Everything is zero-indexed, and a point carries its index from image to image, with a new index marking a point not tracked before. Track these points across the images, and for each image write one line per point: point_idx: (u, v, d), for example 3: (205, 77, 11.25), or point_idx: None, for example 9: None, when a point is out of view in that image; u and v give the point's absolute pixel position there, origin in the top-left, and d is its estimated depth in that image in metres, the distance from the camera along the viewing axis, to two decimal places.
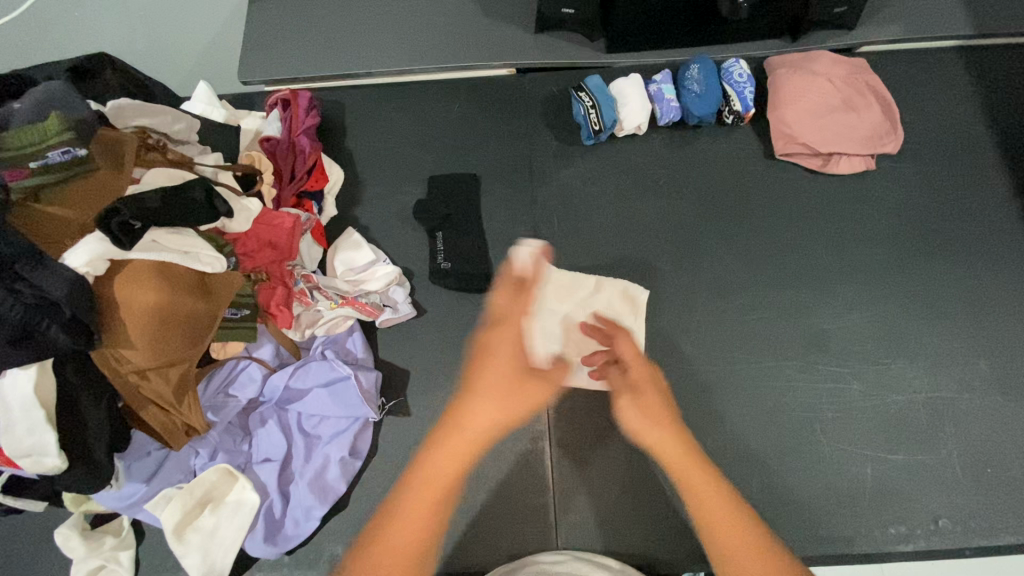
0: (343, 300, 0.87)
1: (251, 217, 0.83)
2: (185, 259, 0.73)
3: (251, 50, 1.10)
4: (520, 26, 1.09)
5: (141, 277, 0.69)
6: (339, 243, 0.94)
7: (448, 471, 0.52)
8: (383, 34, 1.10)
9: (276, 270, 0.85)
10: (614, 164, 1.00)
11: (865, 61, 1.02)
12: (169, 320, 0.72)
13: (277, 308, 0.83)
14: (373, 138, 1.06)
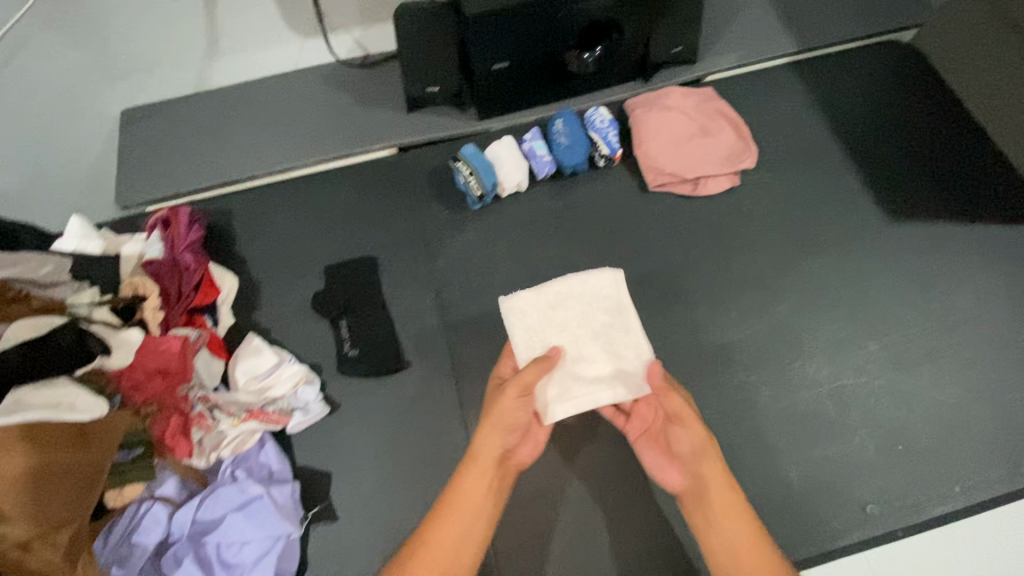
0: (247, 414, 0.85)
1: (132, 349, 0.79)
2: (61, 414, 0.69)
3: (128, 173, 1.10)
4: (393, 108, 1.13)
5: (9, 444, 0.65)
6: (240, 352, 0.91)
7: (474, 479, 0.71)
8: (261, 138, 1.12)
9: (167, 398, 0.81)
10: (504, 222, 1.04)
11: (712, 89, 1.12)
12: (48, 482, 0.67)
13: (172, 438, 0.79)
14: (264, 238, 1.05)
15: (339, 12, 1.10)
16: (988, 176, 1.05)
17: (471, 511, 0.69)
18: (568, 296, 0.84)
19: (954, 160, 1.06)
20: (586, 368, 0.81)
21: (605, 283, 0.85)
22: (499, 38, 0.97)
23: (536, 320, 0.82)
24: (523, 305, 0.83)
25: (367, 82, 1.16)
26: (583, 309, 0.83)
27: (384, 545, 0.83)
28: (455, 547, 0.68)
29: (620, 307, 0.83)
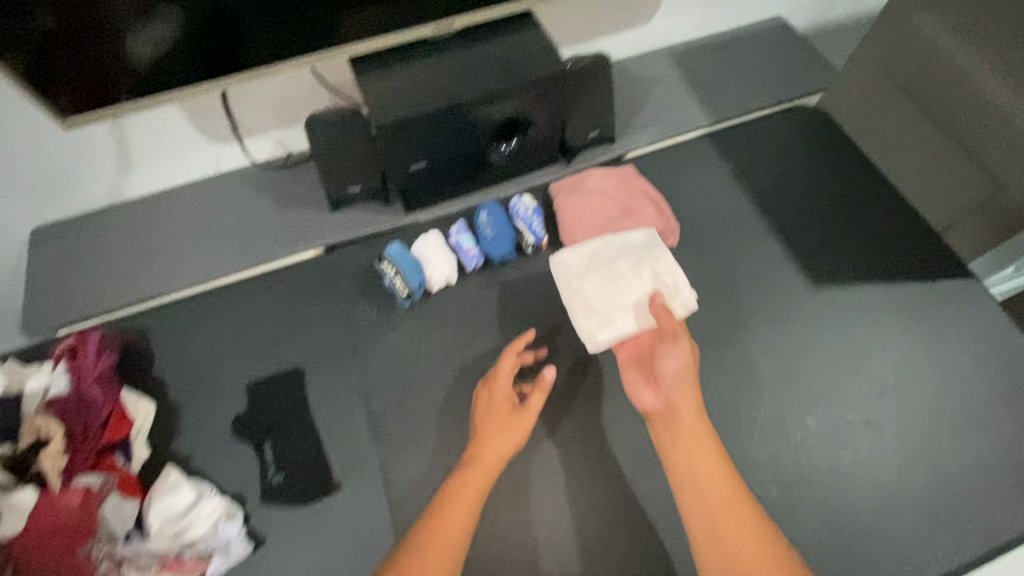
0: (161, 565, 0.80)
1: (24, 513, 0.75)
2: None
3: (34, 296, 1.04)
4: (317, 207, 1.12)
5: None
6: (154, 491, 0.84)
7: (471, 484, 0.80)
8: (178, 249, 1.08)
9: (68, 560, 0.75)
10: (435, 318, 1.02)
11: (633, 167, 1.14)
12: None
13: None
14: (184, 356, 1.00)
15: (254, 118, 1.10)
16: (907, 239, 1.08)
17: (466, 512, 0.78)
18: (606, 255, 1.01)
19: (872, 223, 1.10)
20: (629, 322, 0.95)
21: (640, 238, 1.03)
22: (415, 141, 0.97)
23: (584, 277, 1.00)
24: (570, 275, 1.00)
25: (290, 183, 1.14)
26: (621, 261, 1.00)
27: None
28: (459, 528, 0.76)
29: (647, 257, 1.01)
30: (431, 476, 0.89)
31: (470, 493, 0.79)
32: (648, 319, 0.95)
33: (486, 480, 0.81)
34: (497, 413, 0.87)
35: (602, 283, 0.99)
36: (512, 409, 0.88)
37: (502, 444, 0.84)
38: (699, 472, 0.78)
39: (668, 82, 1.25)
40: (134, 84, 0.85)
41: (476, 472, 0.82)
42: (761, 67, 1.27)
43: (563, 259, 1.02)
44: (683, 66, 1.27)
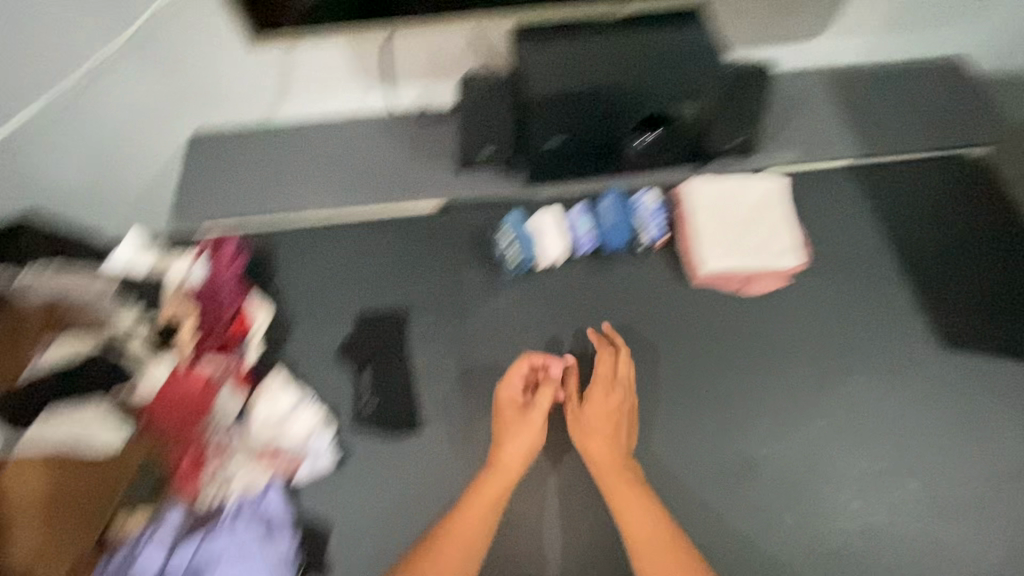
0: (259, 455, 0.87)
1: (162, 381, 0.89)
2: (76, 434, 0.82)
3: (186, 191, 1.13)
4: (448, 163, 1.15)
5: (34, 465, 0.78)
6: (259, 391, 0.92)
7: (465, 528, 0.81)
8: (316, 175, 1.15)
9: (188, 431, 0.86)
10: (540, 291, 1.03)
11: (784, 179, 1.08)
12: (59, 506, 0.78)
13: (188, 472, 0.84)
14: (306, 276, 1.08)
15: (408, 65, 1.14)
16: None
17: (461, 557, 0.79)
18: (745, 211, 1.04)
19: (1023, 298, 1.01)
20: (751, 260, 1.00)
21: (770, 188, 1.06)
22: (557, 117, 0.98)
23: (716, 209, 1.03)
24: (705, 194, 1.05)
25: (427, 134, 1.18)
26: (750, 203, 1.04)
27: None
28: None
29: (777, 208, 1.04)
30: None
31: (461, 537, 0.80)
32: (779, 262, 1.00)
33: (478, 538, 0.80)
34: (504, 419, 0.90)
35: (730, 221, 1.03)
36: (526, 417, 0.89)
37: (414, 573, 0.77)
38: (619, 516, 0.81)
39: (819, 102, 1.18)
40: (299, 17, 0.87)
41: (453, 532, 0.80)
42: (932, 106, 1.18)
43: (693, 186, 1.05)
44: (840, 88, 1.20)
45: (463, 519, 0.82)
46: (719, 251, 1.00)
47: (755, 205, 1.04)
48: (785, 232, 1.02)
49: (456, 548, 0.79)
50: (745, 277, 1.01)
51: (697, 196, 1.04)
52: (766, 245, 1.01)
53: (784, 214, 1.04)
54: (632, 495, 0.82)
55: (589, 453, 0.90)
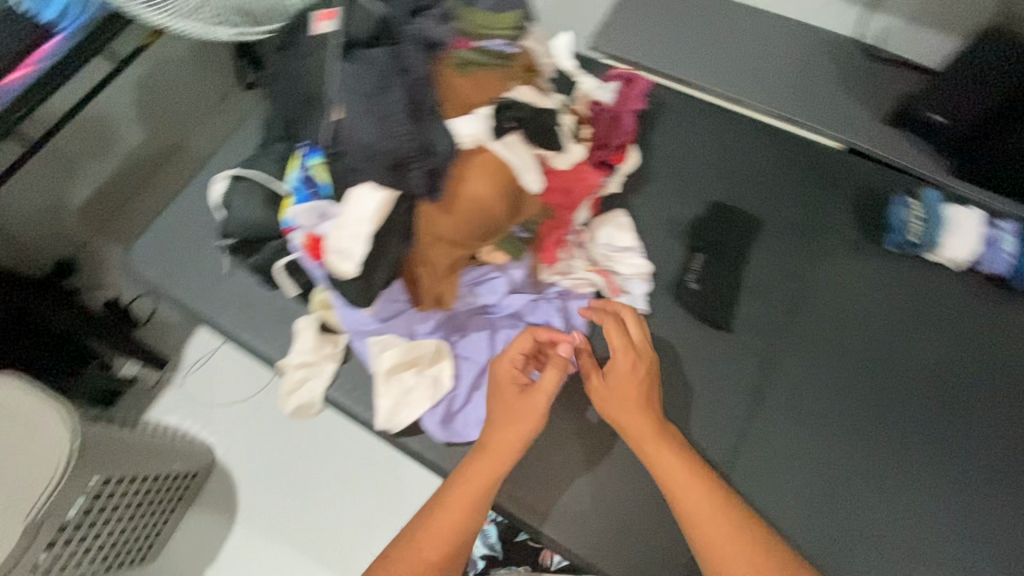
0: (594, 268, 0.96)
1: (570, 161, 0.90)
2: (523, 167, 0.82)
3: (613, 20, 1.18)
4: (872, 111, 1.06)
5: (487, 171, 0.79)
6: (606, 218, 1.00)
7: (466, 488, 0.76)
8: (733, 60, 1.12)
9: (562, 214, 0.93)
10: (905, 282, 0.96)
11: None
12: (484, 219, 0.82)
13: (549, 246, 0.93)
14: (680, 146, 1.09)
15: None
16: None
17: (466, 511, 0.75)
18: None
19: None
20: None
21: None
22: None
23: None
24: None
25: (865, 73, 1.08)
26: None
27: (616, 457, 0.90)
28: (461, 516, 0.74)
29: None
30: (807, 391, 0.91)
31: (467, 492, 0.76)
32: None
33: (492, 478, 0.76)
34: (499, 394, 0.82)
35: None
36: (522, 392, 0.81)
37: (462, 489, 0.76)
38: (671, 489, 0.74)
39: None
40: None
41: (469, 470, 0.77)
42: None
43: None
44: None
45: (488, 465, 0.77)
46: None
47: None
48: None
49: (482, 482, 0.76)
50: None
51: None
52: None
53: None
54: (689, 470, 0.75)
55: (877, 450, 0.88)
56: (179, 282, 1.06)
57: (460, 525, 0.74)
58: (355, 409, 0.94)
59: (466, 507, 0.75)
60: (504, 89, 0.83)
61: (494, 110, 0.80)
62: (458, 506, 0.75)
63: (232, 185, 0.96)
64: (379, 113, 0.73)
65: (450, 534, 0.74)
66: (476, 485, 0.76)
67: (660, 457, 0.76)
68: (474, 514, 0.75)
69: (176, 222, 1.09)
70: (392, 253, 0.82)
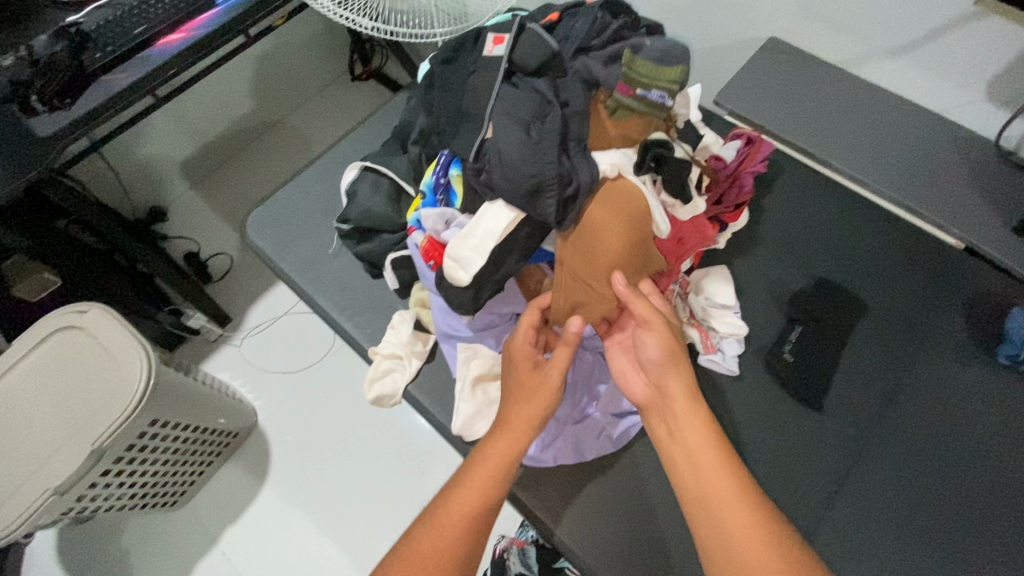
0: (692, 322, 0.96)
1: (692, 213, 0.89)
2: (659, 215, 0.81)
3: (741, 82, 1.20)
4: (1001, 215, 1.03)
5: (620, 206, 0.78)
6: (712, 272, 1.01)
7: (484, 467, 0.73)
8: (859, 139, 1.12)
9: (672, 263, 0.93)
10: (1016, 396, 0.91)
11: None
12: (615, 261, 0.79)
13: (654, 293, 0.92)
14: (791, 214, 1.09)
15: None
16: None
17: (483, 488, 0.72)
18: None
19: None
20: None
21: None
22: None
23: None
24: None
25: (998, 176, 1.06)
26: None
27: (680, 514, 0.88)
28: (478, 494, 0.71)
29: None
30: (892, 488, 0.87)
31: (483, 473, 0.72)
32: None
33: (508, 454, 0.73)
34: (516, 373, 0.79)
35: None
36: (534, 368, 0.79)
37: (477, 471, 0.72)
38: (693, 479, 0.68)
39: None
40: None
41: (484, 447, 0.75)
42: None
43: None
44: None
45: (503, 445, 0.74)
46: None
47: None
48: None
49: (497, 461, 0.73)
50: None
51: None
52: None
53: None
54: (717, 460, 0.68)
55: (964, 569, 0.81)
56: (284, 251, 1.12)
57: (475, 514, 0.70)
58: (432, 408, 0.96)
59: (485, 483, 0.72)
60: (650, 130, 0.83)
61: (639, 147, 0.81)
62: (473, 488, 0.71)
63: (362, 175, 1.04)
64: (530, 137, 0.74)
65: (467, 518, 0.70)
66: (490, 469, 0.72)
67: (689, 436, 0.70)
68: (485, 500, 0.71)
69: (294, 197, 1.16)
70: (507, 268, 0.85)
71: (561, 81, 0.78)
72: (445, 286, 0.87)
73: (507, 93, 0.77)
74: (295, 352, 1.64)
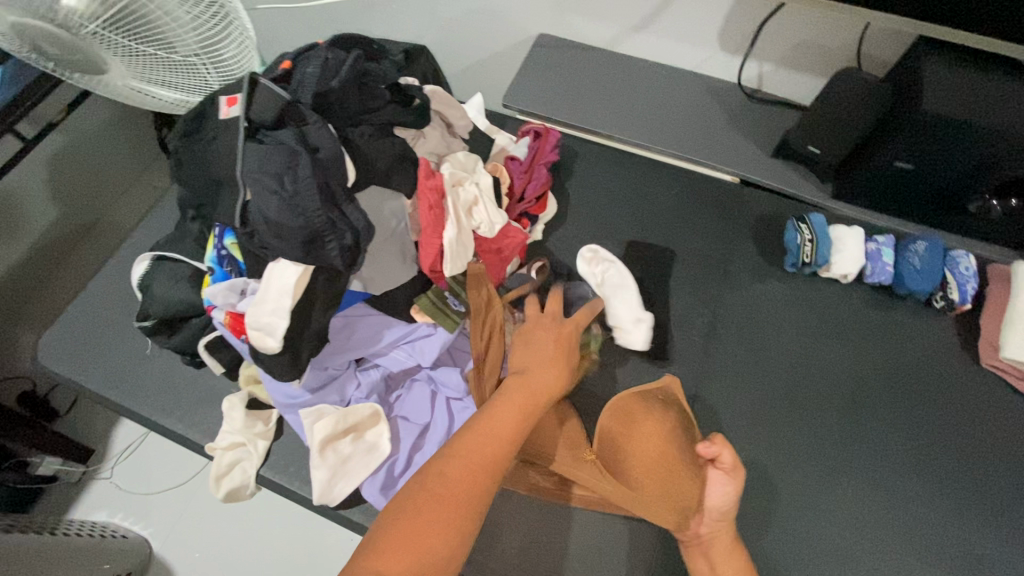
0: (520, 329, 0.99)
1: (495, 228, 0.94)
2: (451, 251, 0.86)
3: (521, 82, 1.26)
4: (759, 146, 1.16)
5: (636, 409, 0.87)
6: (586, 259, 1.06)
7: (508, 410, 0.66)
8: (633, 109, 1.22)
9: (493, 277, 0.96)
10: (808, 297, 1.03)
11: None
12: (669, 433, 0.86)
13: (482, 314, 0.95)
14: (594, 192, 1.17)
15: (769, 45, 1.13)
16: None
17: (513, 424, 0.65)
18: None
19: None
20: None
21: None
22: (913, 141, 0.94)
23: None
24: None
25: (749, 113, 1.20)
26: None
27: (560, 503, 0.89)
28: (489, 455, 0.61)
29: None
30: (734, 411, 0.94)
31: (504, 414, 0.65)
32: None
33: (533, 403, 0.68)
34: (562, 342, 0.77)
35: None
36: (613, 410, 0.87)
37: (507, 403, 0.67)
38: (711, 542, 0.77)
39: None
40: None
41: (523, 385, 0.69)
42: None
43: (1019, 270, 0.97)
44: None
45: (530, 392, 0.69)
46: None
47: None
48: None
49: (525, 405, 0.67)
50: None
51: (1017, 284, 0.96)
52: None
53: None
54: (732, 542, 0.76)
55: (806, 462, 0.90)
56: (93, 370, 1.00)
57: (506, 455, 0.62)
58: (291, 484, 0.90)
59: (507, 442, 0.63)
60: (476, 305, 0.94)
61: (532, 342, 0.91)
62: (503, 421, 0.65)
63: (154, 266, 0.95)
64: (287, 193, 0.73)
65: (497, 441, 0.62)
66: (521, 403, 0.67)
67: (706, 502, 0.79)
68: (499, 455, 0.62)
69: (91, 308, 1.05)
70: (316, 321, 0.81)
71: (307, 126, 0.76)
72: (259, 359, 0.82)
73: (253, 153, 0.74)
74: (166, 467, 1.47)
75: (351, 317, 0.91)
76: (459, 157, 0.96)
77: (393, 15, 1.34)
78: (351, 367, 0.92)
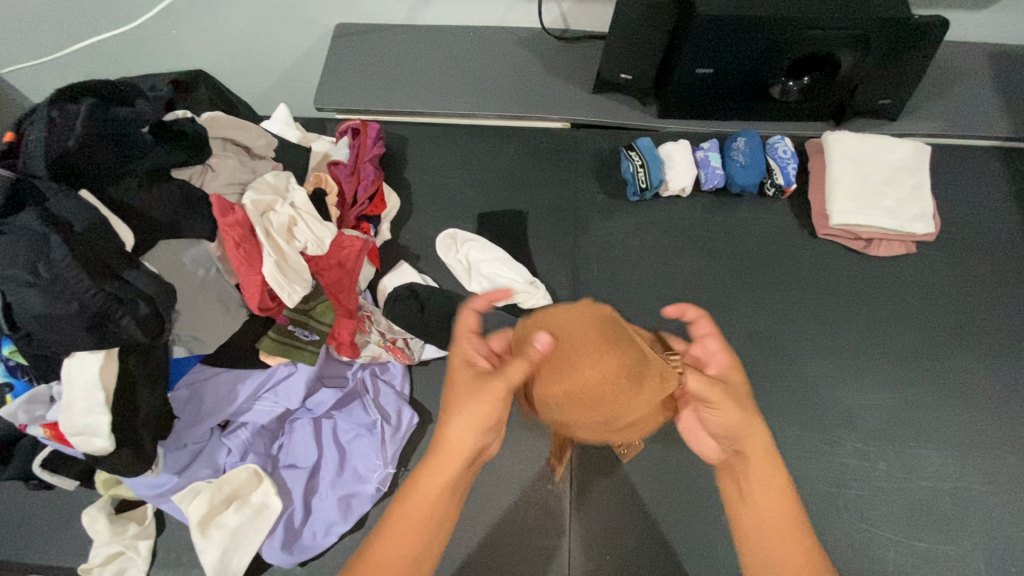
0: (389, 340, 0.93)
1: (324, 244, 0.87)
2: (277, 285, 0.79)
3: (326, 79, 1.18)
4: (578, 85, 1.16)
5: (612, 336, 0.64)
6: (443, 246, 1.03)
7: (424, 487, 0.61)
8: (448, 78, 1.17)
9: (342, 293, 0.90)
10: (657, 220, 1.05)
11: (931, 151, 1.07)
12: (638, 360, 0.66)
13: (343, 337, 0.89)
14: (433, 175, 1.13)
15: None
16: None
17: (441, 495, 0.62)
18: (888, 161, 1.02)
19: None
20: (888, 221, 0.99)
21: (910, 151, 1.03)
22: (706, 46, 0.96)
23: (853, 159, 1.02)
24: (843, 143, 1.03)
25: (562, 54, 1.19)
26: (892, 169, 1.02)
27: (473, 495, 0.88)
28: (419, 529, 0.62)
29: (916, 169, 1.02)
30: None
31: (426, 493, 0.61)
32: (924, 229, 0.99)
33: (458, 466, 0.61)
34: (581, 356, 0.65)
35: (874, 175, 1.01)
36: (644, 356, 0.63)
37: (433, 469, 0.61)
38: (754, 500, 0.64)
39: (983, 74, 1.13)
40: None
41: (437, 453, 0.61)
42: None
43: (828, 142, 1.03)
44: (1000, 67, 1.13)
45: (444, 458, 0.61)
46: (857, 209, 0.99)
47: (896, 153, 1.03)
48: (924, 205, 1.01)
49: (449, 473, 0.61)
50: (870, 237, 1.01)
51: (828, 156, 1.02)
52: (902, 212, 1.00)
53: (926, 178, 1.02)
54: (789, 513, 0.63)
55: None
56: None
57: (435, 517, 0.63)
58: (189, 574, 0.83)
59: (437, 501, 0.62)
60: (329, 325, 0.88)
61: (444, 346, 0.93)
62: (428, 497, 0.61)
63: None
64: (45, 282, 0.65)
65: (408, 546, 0.61)
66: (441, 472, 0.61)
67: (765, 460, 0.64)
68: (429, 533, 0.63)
69: None
70: (146, 403, 0.74)
71: (47, 201, 0.67)
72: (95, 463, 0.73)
73: None
74: None
75: (196, 383, 0.84)
76: (266, 178, 0.87)
77: (166, 42, 1.21)
78: (216, 433, 0.85)
